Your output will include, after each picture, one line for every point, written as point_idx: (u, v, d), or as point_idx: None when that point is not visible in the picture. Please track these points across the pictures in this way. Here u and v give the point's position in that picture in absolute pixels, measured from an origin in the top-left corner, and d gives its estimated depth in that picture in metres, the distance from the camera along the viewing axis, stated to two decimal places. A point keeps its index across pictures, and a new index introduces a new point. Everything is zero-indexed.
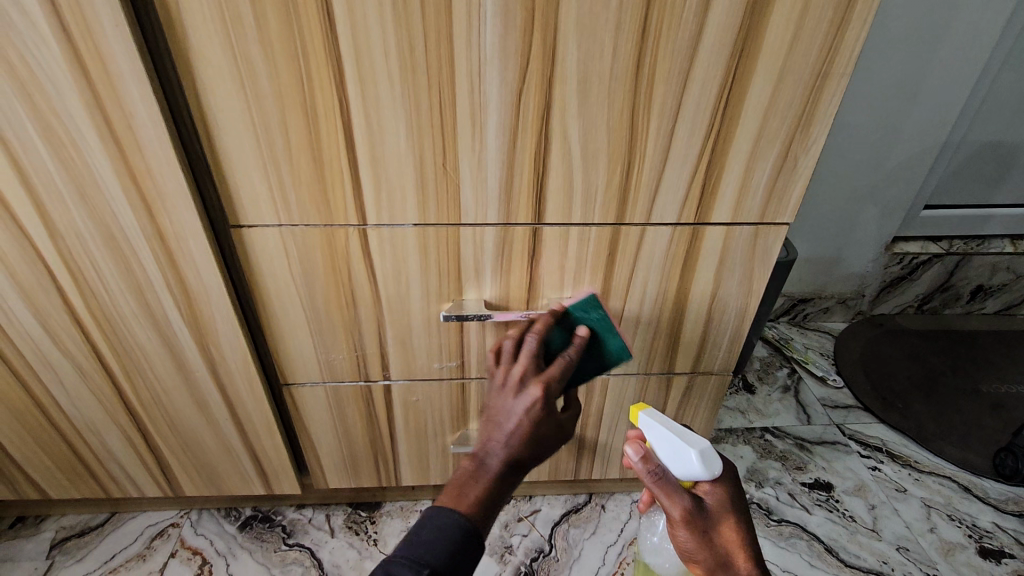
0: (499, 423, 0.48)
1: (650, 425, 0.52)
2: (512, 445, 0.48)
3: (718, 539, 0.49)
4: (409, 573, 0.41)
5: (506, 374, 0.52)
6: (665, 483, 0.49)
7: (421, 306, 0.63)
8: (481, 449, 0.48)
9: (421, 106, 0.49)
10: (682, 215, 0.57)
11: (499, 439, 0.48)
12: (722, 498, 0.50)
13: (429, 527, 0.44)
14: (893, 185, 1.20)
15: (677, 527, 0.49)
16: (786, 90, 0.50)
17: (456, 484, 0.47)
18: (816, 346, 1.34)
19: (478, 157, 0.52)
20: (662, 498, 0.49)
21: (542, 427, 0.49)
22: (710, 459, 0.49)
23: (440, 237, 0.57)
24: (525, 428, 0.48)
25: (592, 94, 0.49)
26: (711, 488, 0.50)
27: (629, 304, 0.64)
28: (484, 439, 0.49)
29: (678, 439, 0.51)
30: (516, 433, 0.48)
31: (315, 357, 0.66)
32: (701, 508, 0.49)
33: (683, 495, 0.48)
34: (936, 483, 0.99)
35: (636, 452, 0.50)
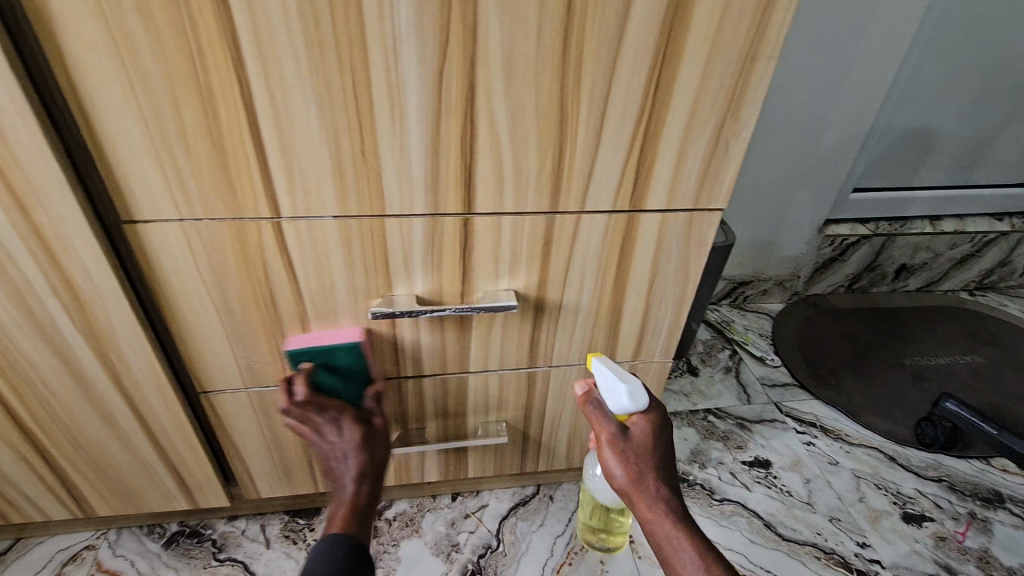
0: (341, 462, 0.58)
1: (599, 370, 0.59)
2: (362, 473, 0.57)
3: (635, 460, 0.54)
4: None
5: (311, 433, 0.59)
6: (598, 411, 0.57)
7: (348, 304, 0.59)
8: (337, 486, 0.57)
9: (332, 88, 0.45)
10: (617, 201, 0.56)
11: (346, 474, 0.57)
12: (647, 429, 0.56)
13: (316, 552, 0.50)
14: (823, 170, 1.24)
15: (603, 449, 0.55)
16: (715, 72, 0.49)
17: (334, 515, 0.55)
18: (755, 326, 1.38)
19: (400, 142, 0.48)
20: (593, 423, 0.56)
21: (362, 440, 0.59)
22: (638, 393, 0.56)
23: (364, 229, 0.53)
24: (358, 456, 0.58)
25: (518, 76, 0.46)
26: (639, 419, 0.56)
27: (567, 295, 0.63)
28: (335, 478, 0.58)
29: (616, 378, 0.57)
30: (356, 463, 0.57)
31: (235, 362, 0.61)
32: (627, 433, 0.55)
33: (611, 420, 0.56)
34: (864, 454, 1.04)
35: (581, 389, 0.60)
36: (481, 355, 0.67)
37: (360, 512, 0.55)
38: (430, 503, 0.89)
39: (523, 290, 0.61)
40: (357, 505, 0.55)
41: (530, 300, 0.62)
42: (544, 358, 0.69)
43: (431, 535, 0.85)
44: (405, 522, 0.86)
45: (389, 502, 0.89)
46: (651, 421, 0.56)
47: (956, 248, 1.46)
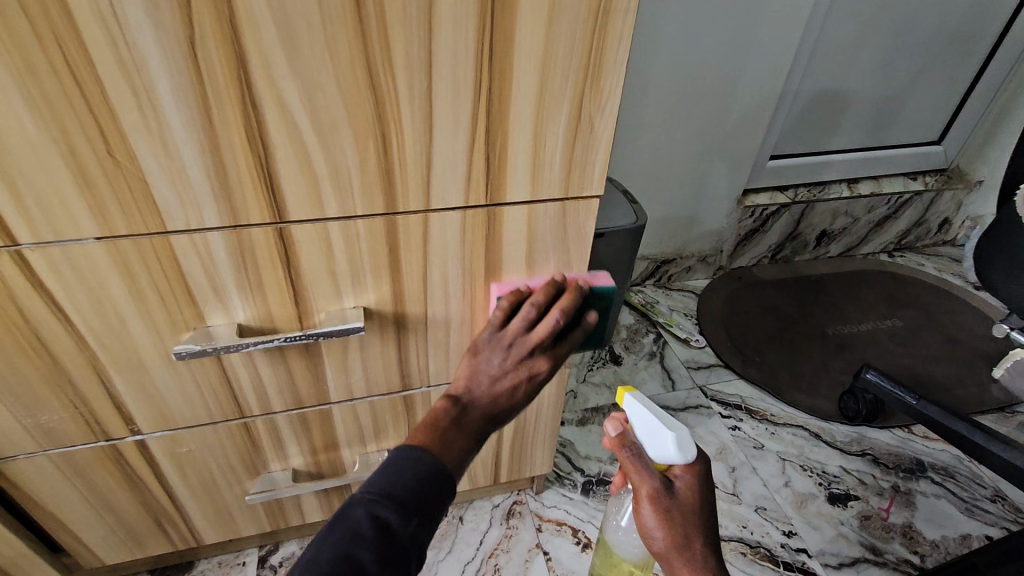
0: (488, 377, 0.49)
1: (633, 406, 0.48)
2: (495, 405, 0.49)
3: (679, 523, 0.45)
4: (368, 526, 0.37)
5: (501, 332, 0.50)
6: (635, 459, 0.48)
7: (152, 343, 0.47)
8: (459, 390, 0.48)
9: (39, 69, 0.33)
10: (469, 196, 0.46)
11: (484, 388, 0.49)
12: (693, 485, 0.47)
13: (411, 473, 0.41)
14: (738, 139, 1.19)
15: (641, 505, 0.47)
16: (562, 33, 0.39)
17: (428, 424, 0.45)
18: (681, 306, 1.33)
19: (161, 140, 0.37)
20: (631, 474, 0.47)
21: (529, 388, 0.50)
22: (684, 442, 0.47)
23: (143, 251, 0.42)
24: (513, 389, 0.49)
25: (302, 45, 0.36)
26: (683, 471, 0.47)
27: (432, 308, 0.54)
28: (467, 382, 0.49)
29: (659, 421, 0.47)
30: (503, 401, 0.49)
31: (17, 423, 0.49)
32: (670, 489, 0.46)
33: (653, 473, 0.47)
34: (789, 434, 1.01)
35: (616, 430, 0.49)
36: (341, 383, 0.57)
37: (467, 439, 0.46)
38: None
39: (376, 307, 0.52)
40: (472, 426, 0.47)
41: (387, 316, 0.53)
42: (419, 377, 0.60)
43: None
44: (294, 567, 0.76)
45: (276, 545, 0.78)
46: (698, 475, 0.47)
47: (873, 211, 1.46)
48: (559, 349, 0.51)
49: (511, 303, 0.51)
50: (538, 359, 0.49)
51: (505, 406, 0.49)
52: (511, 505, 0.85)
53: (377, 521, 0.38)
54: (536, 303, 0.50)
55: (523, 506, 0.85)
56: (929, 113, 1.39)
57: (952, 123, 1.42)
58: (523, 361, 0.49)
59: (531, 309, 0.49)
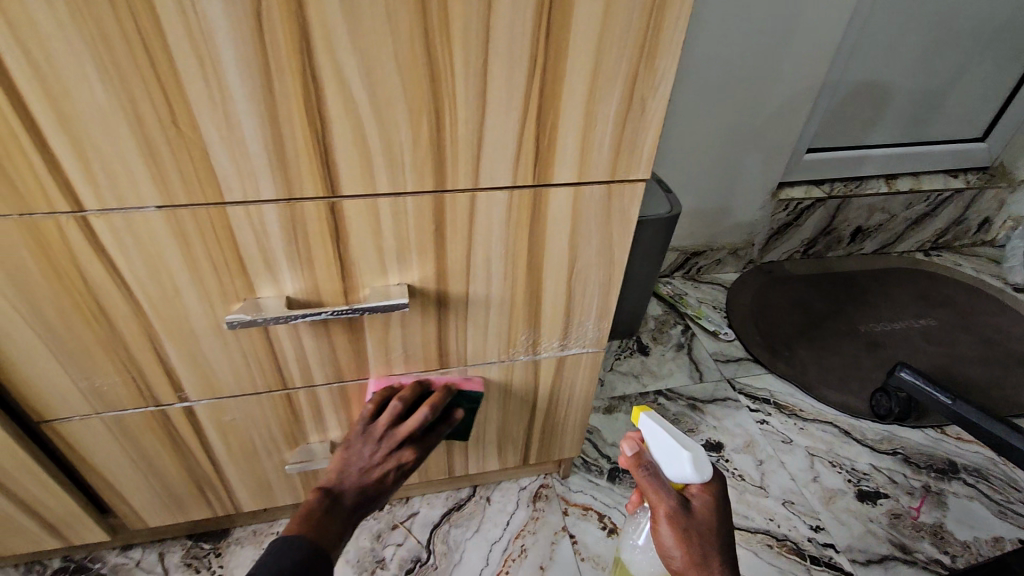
0: (358, 468, 0.56)
1: (649, 426, 0.50)
2: (365, 490, 0.56)
3: (697, 542, 0.46)
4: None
5: (373, 426, 0.57)
6: (653, 479, 0.48)
7: (204, 311, 0.49)
8: (333, 481, 0.55)
9: (111, 37, 0.34)
10: (516, 175, 0.46)
11: (354, 476, 0.56)
12: (709, 504, 0.48)
13: (289, 555, 0.48)
14: (775, 130, 1.17)
15: (659, 524, 0.47)
16: (619, 11, 0.39)
17: (304, 514, 0.52)
18: (710, 299, 1.32)
19: (223, 110, 0.38)
20: (649, 493, 0.48)
21: (395, 475, 0.58)
22: (701, 462, 0.48)
23: (201, 221, 0.43)
24: (379, 477, 0.57)
25: (365, 18, 0.36)
26: (700, 490, 0.48)
27: (475, 287, 0.54)
28: (339, 472, 0.56)
29: (675, 441, 0.49)
30: (370, 486, 0.56)
31: (74, 385, 0.51)
32: (688, 508, 0.47)
33: (671, 492, 0.47)
34: (818, 430, 1.00)
35: (631, 451, 0.51)
36: (381, 359, 0.58)
37: (341, 523, 0.53)
38: None
39: (420, 284, 0.52)
40: (345, 513, 0.54)
41: (430, 294, 0.53)
42: (457, 357, 0.60)
43: (353, 552, 0.77)
44: None
45: None
46: (715, 494, 0.48)
47: (911, 208, 1.42)
48: (424, 440, 0.60)
49: (380, 400, 0.58)
50: (405, 450, 0.58)
51: (372, 489, 0.57)
52: (538, 488, 0.86)
53: None
54: (402, 398, 0.57)
55: (550, 489, 0.86)
56: (974, 107, 1.34)
57: (998, 119, 1.37)
58: (389, 451, 0.57)
59: (398, 407, 0.56)
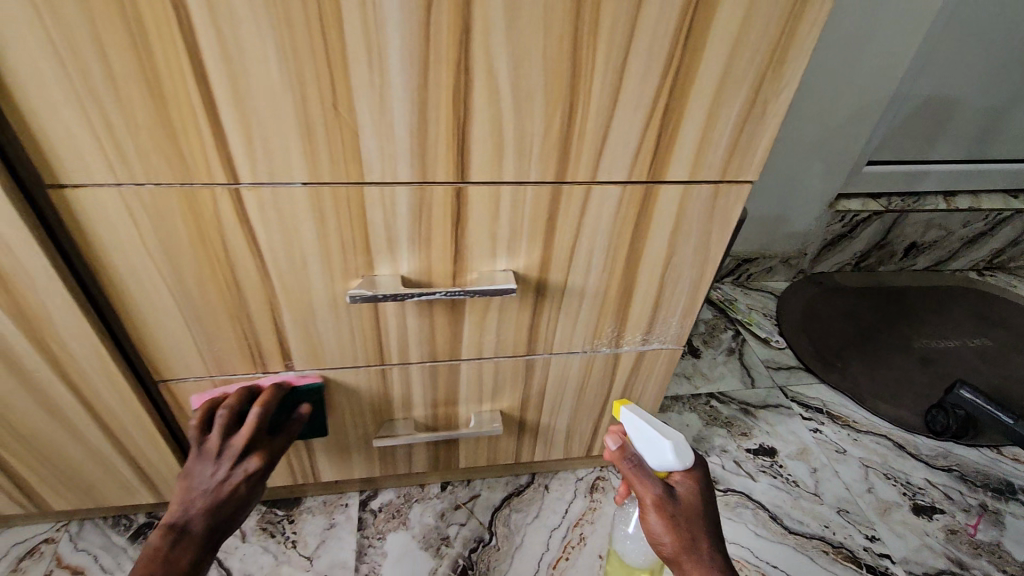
0: (204, 489, 0.52)
1: (630, 419, 0.53)
2: (218, 510, 0.52)
3: (684, 525, 0.50)
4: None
5: (207, 444, 0.53)
6: (638, 470, 0.51)
7: (325, 285, 0.51)
8: (177, 513, 0.51)
9: (295, 24, 0.36)
10: (633, 170, 0.48)
11: (204, 499, 0.52)
12: (693, 489, 0.51)
13: None
14: (839, 141, 1.16)
15: (647, 512, 0.50)
16: (758, 17, 0.41)
17: (147, 559, 0.48)
18: (759, 306, 1.32)
19: (381, 95, 0.40)
20: (635, 483, 0.51)
21: (253, 488, 0.54)
22: (682, 449, 0.51)
23: (340, 199, 0.46)
24: (232, 495, 0.53)
25: (523, 14, 0.38)
26: (682, 477, 0.52)
27: (574, 277, 0.56)
28: (184, 501, 0.52)
29: (655, 432, 0.52)
30: (225, 505, 0.52)
31: (196, 348, 0.54)
32: (672, 495, 0.51)
33: (655, 482, 0.50)
34: (872, 442, 1.00)
35: (615, 443, 0.53)
36: (474, 342, 0.60)
37: (193, 551, 0.50)
38: (418, 493, 0.84)
39: (524, 271, 0.54)
40: (197, 541, 0.50)
41: (531, 281, 0.55)
42: (544, 344, 0.63)
43: (419, 528, 0.80)
44: (392, 514, 0.81)
45: (374, 491, 0.84)
46: (696, 480, 0.52)
47: (969, 226, 1.40)
48: (270, 443, 0.57)
49: (205, 415, 0.54)
50: (250, 457, 0.54)
51: (231, 508, 0.53)
52: (595, 480, 0.88)
53: None
54: (229, 406, 0.54)
55: (606, 482, 0.88)
56: None
57: None
58: (235, 463, 0.53)
59: (223, 415, 0.53)
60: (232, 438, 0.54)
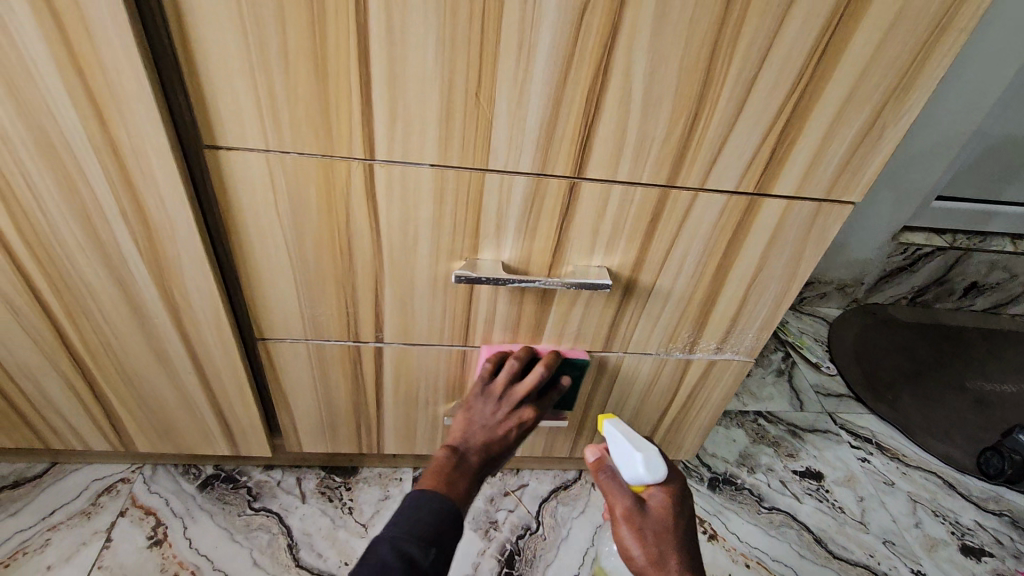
0: (481, 424, 0.56)
1: (612, 433, 0.54)
2: (490, 447, 0.55)
3: (653, 540, 0.47)
4: (421, 552, 0.42)
5: (491, 386, 0.59)
6: (612, 481, 0.50)
7: (430, 264, 0.54)
8: (458, 440, 0.54)
9: (460, 16, 0.39)
10: (741, 181, 0.50)
11: (478, 433, 0.55)
12: (666, 504, 0.49)
13: (427, 507, 0.45)
14: (912, 173, 1.15)
15: (617, 526, 0.48)
16: (892, 44, 0.42)
17: (436, 468, 0.50)
18: (810, 331, 1.31)
19: (521, 88, 0.43)
20: (607, 495, 0.50)
21: (518, 437, 0.58)
22: (653, 462, 0.50)
23: (461, 182, 0.48)
24: (502, 437, 0.56)
25: (670, 22, 0.40)
26: (657, 491, 0.50)
27: (663, 280, 0.58)
28: (464, 431, 0.56)
29: (631, 444, 0.52)
30: (496, 444, 0.55)
31: (299, 310, 0.57)
32: (643, 507, 0.48)
33: (626, 492, 0.49)
34: (921, 478, 0.99)
35: (594, 456, 0.53)
36: (555, 334, 0.62)
37: (472, 479, 0.51)
38: None
39: (617, 269, 0.56)
40: (474, 469, 0.52)
41: (621, 279, 0.57)
42: (621, 343, 0.64)
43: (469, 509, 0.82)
44: None
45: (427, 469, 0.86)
46: (670, 494, 0.50)
47: None
48: (539, 404, 0.61)
49: (496, 361, 0.60)
50: (525, 408, 0.58)
51: (500, 449, 0.56)
52: None
53: (403, 551, 0.42)
54: (519, 357, 0.60)
55: None
56: None
57: None
58: (512, 409, 0.58)
59: (513, 363, 0.59)
60: (514, 385, 0.59)
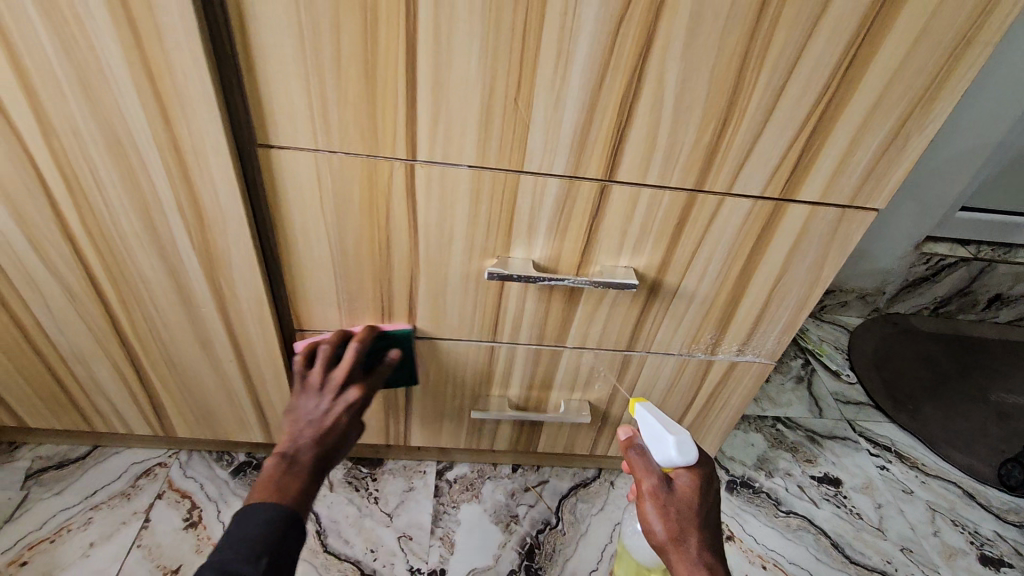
0: (313, 419, 0.54)
1: (645, 418, 0.58)
2: (324, 441, 0.53)
3: (676, 516, 0.50)
4: (249, 568, 0.42)
5: (313, 376, 0.56)
6: (642, 458, 0.53)
7: (463, 261, 0.56)
8: (288, 443, 0.52)
9: (503, 25, 0.41)
10: (767, 186, 0.51)
11: (310, 430, 0.53)
12: (692, 485, 0.52)
13: (258, 520, 0.45)
14: (936, 183, 1.15)
15: (642, 499, 0.51)
16: (918, 56, 0.43)
17: (264, 479, 0.49)
18: (830, 338, 1.31)
19: (557, 94, 0.45)
20: (635, 469, 0.53)
21: (351, 423, 0.56)
22: (685, 445, 0.54)
23: (496, 183, 0.50)
24: (334, 426, 0.54)
25: (702, 34, 0.42)
26: (684, 473, 0.53)
27: (688, 282, 0.59)
28: (293, 431, 0.53)
29: (663, 428, 0.56)
30: (332, 436, 0.54)
31: (337, 303, 0.60)
32: (670, 485, 0.52)
33: (655, 469, 0.52)
34: (941, 487, 0.99)
35: (626, 435, 0.56)
36: (581, 332, 0.64)
37: (305, 480, 0.50)
38: (490, 471, 0.88)
39: (643, 269, 0.58)
40: (307, 470, 0.51)
41: (647, 279, 0.59)
42: (644, 343, 0.66)
43: (490, 503, 0.84)
44: (466, 486, 0.86)
45: (450, 463, 0.89)
46: (697, 477, 0.53)
47: None
48: (368, 384, 0.59)
49: (308, 353, 0.58)
50: (354, 391, 0.56)
51: (337, 440, 0.54)
52: None
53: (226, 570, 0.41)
54: (330, 343, 0.57)
55: None
56: None
57: None
58: (339, 395, 0.56)
59: (323, 349, 0.57)
60: (331, 371, 0.56)
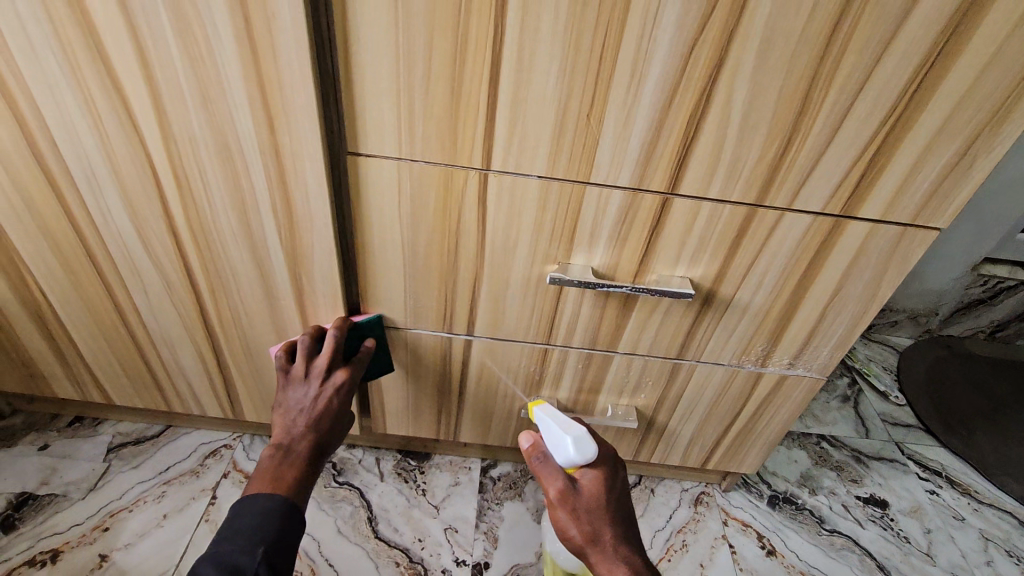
0: (303, 408, 0.58)
1: (544, 422, 0.60)
2: (317, 426, 0.58)
3: (586, 517, 0.53)
4: (248, 558, 0.47)
5: (296, 370, 0.60)
6: (545, 464, 0.55)
7: (525, 266, 0.59)
8: (282, 435, 0.57)
9: (582, 46, 0.44)
10: (829, 203, 0.53)
11: (303, 418, 0.58)
12: (597, 482, 0.56)
13: (277, 515, 0.51)
14: (997, 204, 1.12)
15: (553, 507, 0.54)
16: (988, 82, 0.44)
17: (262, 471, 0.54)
18: (878, 359, 1.29)
19: (628, 111, 0.48)
20: (540, 478, 0.55)
21: (341, 405, 0.60)
22: (583, 442, 0.57)
23: (564, 192, 0.53)
24: (325, 411, 0.59)
25: (773, 58, 0.44)
26: (587, 470, 0.56)
27: (742, 294, 0.61)
28: (285, 424, 0.58)
29: (561, 429, 0.59)
30: (323, 421, 0.59)
31: (403, 301, 0.64)
32: (576, 487, 0.55)
33: (560, 474, 0.55)
34: (995, 516, 0.96)
35: (528, 441, 0.58)
36: (632, 338, 0.66)
37: (302, 466, 0.56)
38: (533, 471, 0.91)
39: (699, 280, 0.60)
40: (304, 456, 0.56)
41: (703, 289, 0.61)
42: (695, 352, 0.67)
43: (532, 502, 0.86)
44: (509, 484, 0.88)
45: (494, 461, 0.92)
46: (601, 473, 0.56)
47: None
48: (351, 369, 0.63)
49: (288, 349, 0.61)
50: (338, 376, 0.61)
51: (328, 424, 0.59)
52: (700, 494, 0.92)
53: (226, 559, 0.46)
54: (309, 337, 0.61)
55: (711, 497, 0.91)
56: None
57: None
58: (325, 381, 0.60)
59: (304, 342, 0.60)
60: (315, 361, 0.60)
